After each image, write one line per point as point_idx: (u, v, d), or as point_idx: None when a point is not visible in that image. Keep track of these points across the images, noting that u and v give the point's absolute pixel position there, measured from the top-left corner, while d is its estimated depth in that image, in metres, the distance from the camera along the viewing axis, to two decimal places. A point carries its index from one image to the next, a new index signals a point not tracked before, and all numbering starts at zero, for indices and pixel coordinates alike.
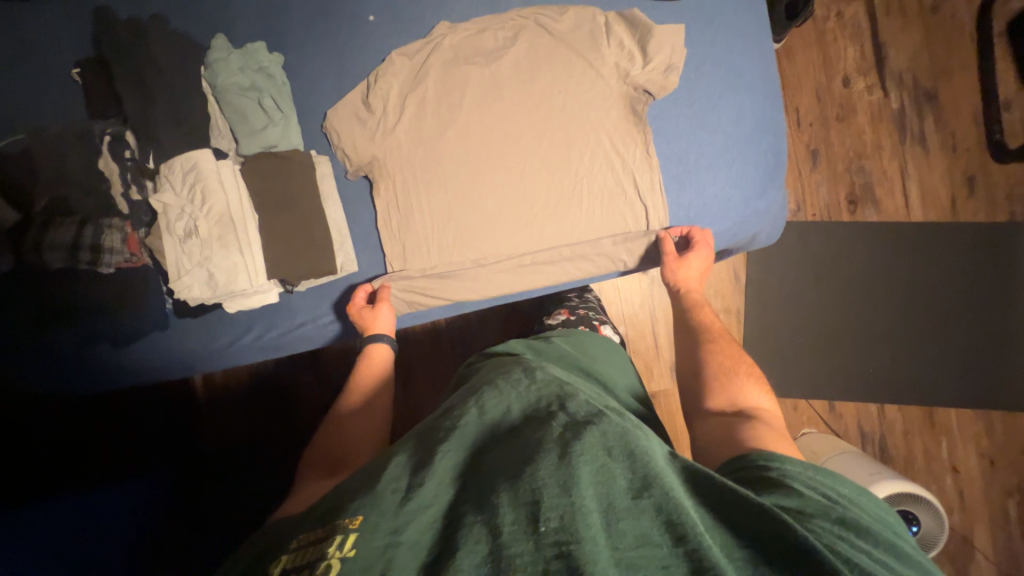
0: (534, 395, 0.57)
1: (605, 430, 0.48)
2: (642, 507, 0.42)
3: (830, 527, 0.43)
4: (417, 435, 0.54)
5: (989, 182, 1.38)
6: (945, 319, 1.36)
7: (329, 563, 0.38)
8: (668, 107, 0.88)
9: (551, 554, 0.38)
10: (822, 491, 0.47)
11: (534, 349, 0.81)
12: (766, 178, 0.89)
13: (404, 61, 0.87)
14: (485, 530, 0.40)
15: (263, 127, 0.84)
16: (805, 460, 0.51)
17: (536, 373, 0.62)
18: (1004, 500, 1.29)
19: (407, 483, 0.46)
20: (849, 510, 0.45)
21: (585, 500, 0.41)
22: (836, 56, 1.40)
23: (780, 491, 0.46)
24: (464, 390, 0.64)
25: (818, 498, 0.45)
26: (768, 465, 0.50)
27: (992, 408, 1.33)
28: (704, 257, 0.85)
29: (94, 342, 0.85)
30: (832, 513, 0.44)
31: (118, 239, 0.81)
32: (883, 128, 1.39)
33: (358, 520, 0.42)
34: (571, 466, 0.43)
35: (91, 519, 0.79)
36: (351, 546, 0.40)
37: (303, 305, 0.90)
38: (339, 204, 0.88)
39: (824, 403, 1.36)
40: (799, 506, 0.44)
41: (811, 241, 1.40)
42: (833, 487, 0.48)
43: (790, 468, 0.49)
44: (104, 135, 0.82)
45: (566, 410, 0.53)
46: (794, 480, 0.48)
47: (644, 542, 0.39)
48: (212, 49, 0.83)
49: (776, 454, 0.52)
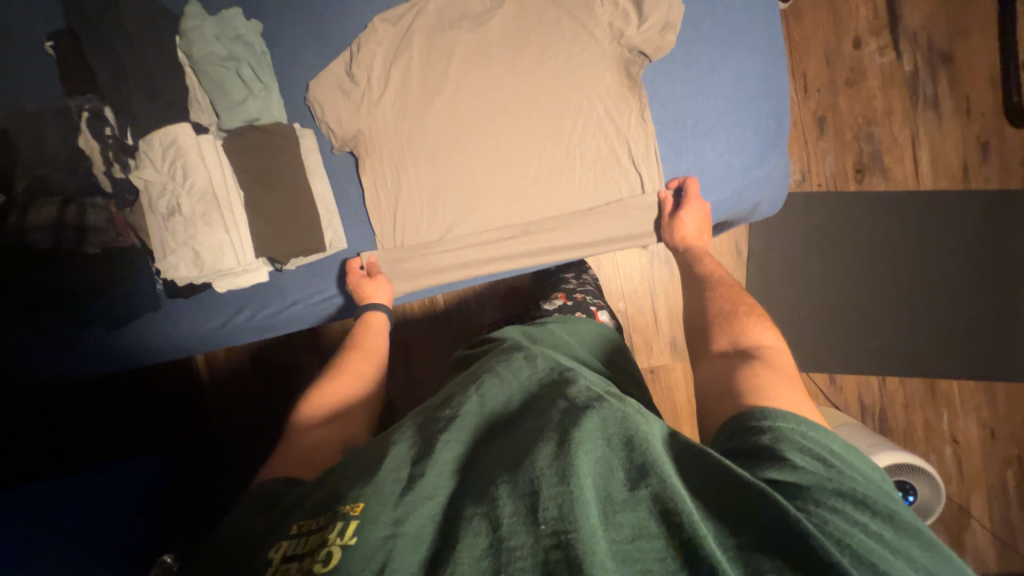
0: (533, 381, 0.56)
1: (605, 417, 0.47)
2: (640, 498, 0.41)
3: (829, 502, 0.41)
4: (417, 421, 0.54)
5: (1003, 147, 1.32)
6: (951, 290, 1.34)
7: (330, 551, 0.39)
8: (665, 71, 0.83)
9: (549, 545, 0.37)
10: (818, 459, 0.45)
11: (530, 336, 0.80)
12: (767, 144, 0.85)
13: (387, 28, 0.83)
14: (485, 522, 0.40)
15: (243, 99, 0.81)
16: (792, 413, 0.50)
17: (536, 358, 0.60)
18: (1002, 469, 1.29)
19: (408, 475, 0.45)
20: (845, 480, 0.43)
21: (583, 489, 0.40)
22: (847, 15, 1.33)
23: (777, 461, 0.44)
24: (465, 377, 0.63)
25: (814, 470, 0.43)
26: (760, 425, 0.49)
27: (995, 379, 1.31)
28: (696, 211, 0.83)
29: (87, 325, 0.85)
30: (826, 486, 0.42)
31: (102, 218, 0.80)
32: (895, 92, 1.33)
33: (360, 508, 0.42)
34: (569, 456, 0.42)
35: (96, 501, 0.80)
36: (351, 534, 0.40)
37: (293, 284, 0.88)
38: (326, 179, 0.85)
39: (825, 376, 1.35)
40: (796, 481, 0.42)
41: (816, 212, 1.36)
42: (825, 448, 0.46)
43: (783, 427, 0.48)
44: (81, 112, 0.79)
45: (566, 395, 0.51)
46: (788, 446, 0.46)
47: (643, 534, 0.38)
48: (185, 16, 0.79)
49: (770, 411, 0.50)
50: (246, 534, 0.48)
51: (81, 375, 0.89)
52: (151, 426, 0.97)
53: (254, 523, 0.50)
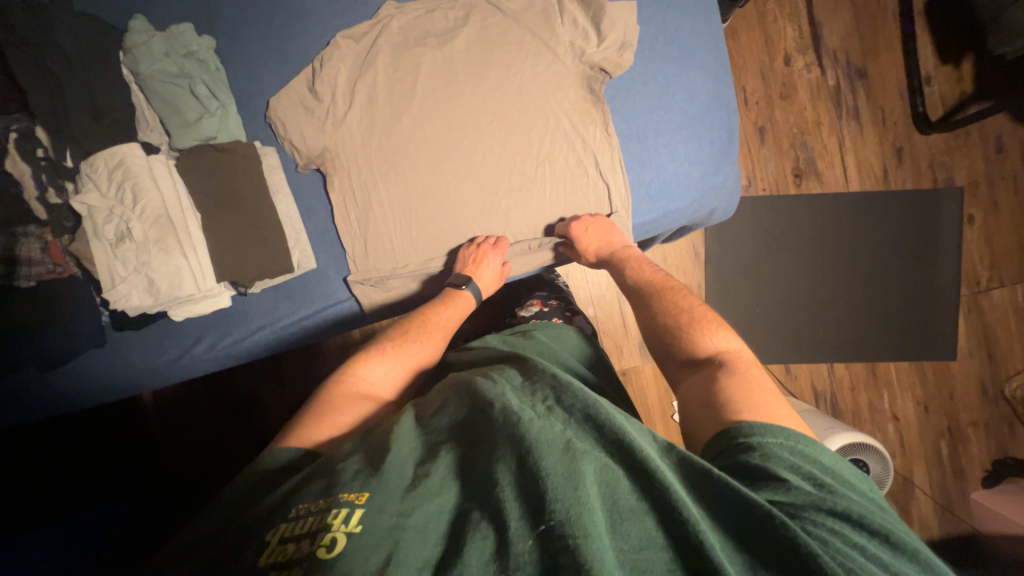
0: (531, 386, 0.55)
1: (607, 423, 0.47)
2: (644, 507, 0.42)
3: (820, 520, 0.43)
4: (413, 424, 0.54)
5: (914, 152, 1.49)
6: (881, 279, 1.48)
7: (335, 537, 0.39)
8: (624, 87, 0.88)
9: (557, 551, 0.37)
10: (807, 475, 0.47)
11: (511, 344, 0.79)
12: (720, 154, 0.91)
13: (351, 45, 0.82)
14: (492, 529, 0.40)
15: (198, 117, 0.77)
16: (780, 427, 0.52)
17: (533, 365, 0.60)
18: (937, 440, 1.43)
19: (413, 474, 0.46)
20: (838, 499, 0.45)
21: (590, 496, 0.40)
22: (777, 36, 1.46)
23: (772, 482, 0.46)
24: (459, 382, 0.62)
25: (806, 489, 0.46)
26: (748, 443, 0.50)
27: (923, 359, 1.46)
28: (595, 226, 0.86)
29: (16, 367, 0.75)
30: (820, 504, 0.45)
31: (37, 248, 0.73)
32: (822, 104, 1.47)
33: (364, 498, 0.42)
34: (575, 462, 0.43)
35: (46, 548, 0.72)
36: (355, 522, 0.40)
37: (259, 308, 0.84)
38: (291, 199, 0.83)
39: (781, 367, 1.45)
40: (789, 501, 0.45)
41: (762, 215, 1.47)
42: (815, 468, 0.48)
43: (770, 443, 0.50)
44: (8, 133, 0.72)
45: (562, 403, 0.51)
46: (777, 463, 0.48)
47: (647, 544, 0.39)
48: (130, 32, 0.75)
49: (755, 425, 0.52)
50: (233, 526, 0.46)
51: (29, 418, 0.80)
52: (107, 463, 0.87)
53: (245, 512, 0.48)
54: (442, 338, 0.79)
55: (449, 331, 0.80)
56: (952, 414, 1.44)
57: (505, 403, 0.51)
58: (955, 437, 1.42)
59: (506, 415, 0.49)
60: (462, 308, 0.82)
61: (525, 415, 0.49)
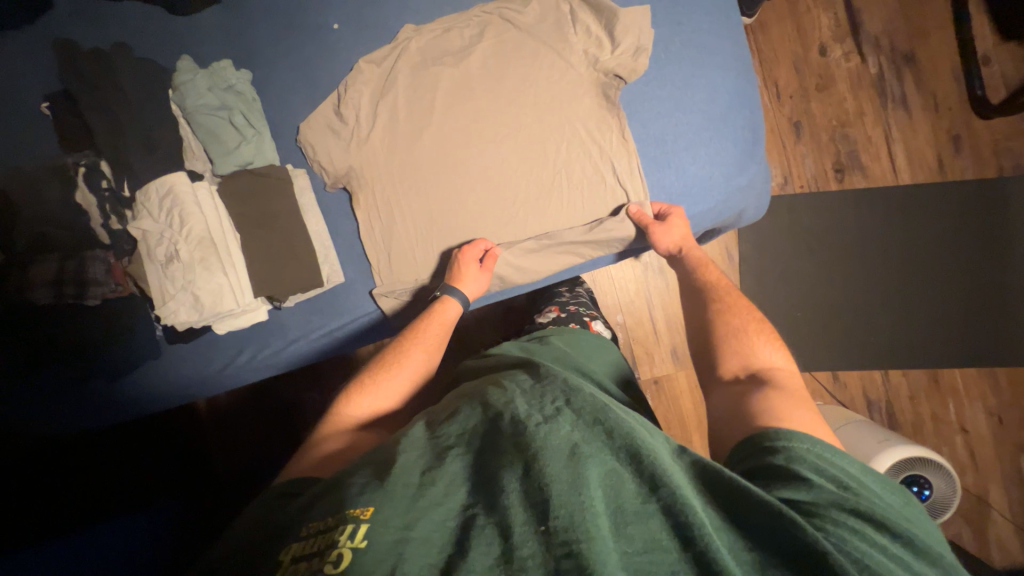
0: (539, 391, 0.54)
1: (612, 429, 0.46)
2: (651, 510, 0.40)
3: (842, 519, 0.41)
4: (424, 431, 0.54)
5: (973, 139, 1.37)
6: (940, 278, 1.36)
7: (341, 553, 0.40)
8: (642, 91, 0.87)
9: (560, 554, 0.37)
10: (830, 476, 0.45)
11: (525, 349, 0.80)
12: (745, 154, 0.88)
13: (372, 69, 0.86)
14: (497, 532, 0.40)
15: (237, 145, 0.83)
16: (808, 434, 0.50)
17: (542, 371, 0.59)
18: (1016, 455, 1.28)
19: (419, 481, 0.46)
20: (859, 500, 0.43)
21: (594, 501, 0.40)
22: (810, 26, 1.39)
23: (790, 482, 0.44)
24: (471, 389, 0.62)
25: (829, 489, 0.43)
26: (773, 446, 0.49)
27: (994, 364, 1.32)
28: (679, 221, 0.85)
29: (86, 376, 0.85)
30: (842, 504, 0.42)
31: (102, 270, 0.81)
32: (864, 94, 1.38)
33: (369, 512, 0.43)
34: (579, 467, 0.42)
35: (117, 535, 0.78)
36: (361, 537, 0.41)
37: (293, 321, 0.89)
38: (320, 217, 0.87)
39: (827, 374, 1.36)
40: (810, 500, 0.42)
41: (801, 213, 1.39)
42: (842, 470, 0.46)
43: (797, 447, 0.48)
44: (77, 168, 0.81)
45: (570, 406, 0.50)
46: (803, 465, 0.46)
47: (653, 547, 0.38)
48: (178, 71, 0.83)
49: (785, 430, 0.50)
50: (253, 542, 0.48)
51: (86, 426, 0.88)
52: (155, 455, 0.95)
53: (261, 529, 0.50)
54: (425, 354, 0.77)
55: (435, 347, 0.78)
56: None
57: (512, 411, 0.51)
58: None
59: (513, 422, 0.49)
60: (447, 320, 0.81)
61: (531, 421, 0.48)
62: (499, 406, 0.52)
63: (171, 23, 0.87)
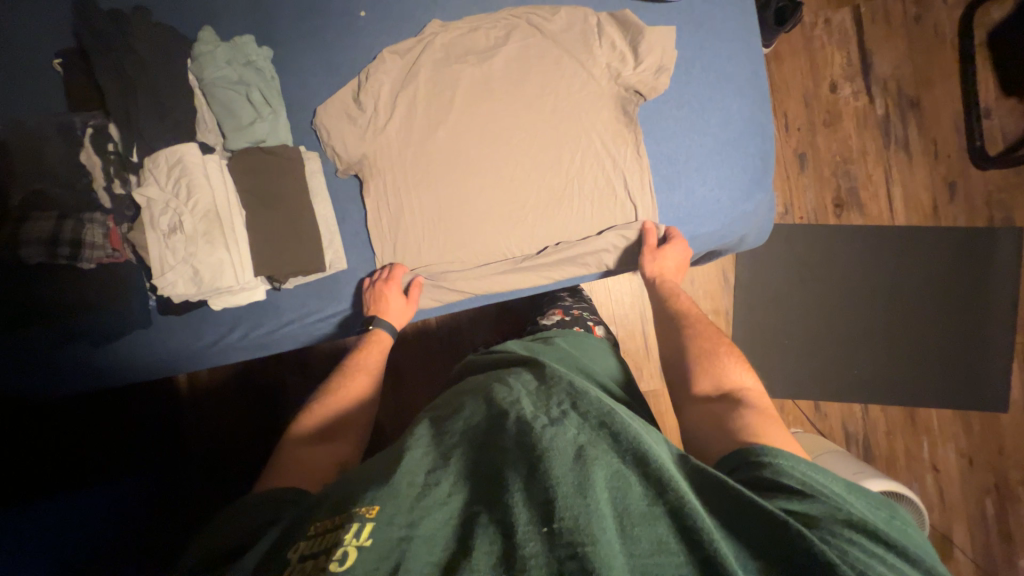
0: (545, 392, 0.55)
1: (618, 434, 0.47)
2: (656, 513, 0.41)
3: (836, 531, 0.42)
4: (428, 429, 0.54)
5: (968, 188, 1.41)
6: (925, 319, 1.40)
7: (346, 551, 0.39)
8: (659, 109, 0.88)
9: (565, 555, 0.38)
10: (816, 488, 0.46)
11: (533, 349, 0.79)
12: (753, 181, 0.90)
13: (395, 60, 0.86)
14: (501, 531, 0.40)
15: (251, 121, 0.83)
16: (793, 453, 0.51)
17: (547, 372, 0.60)
18: (982, 498, 1.32)
19: (424, 480, 0.46)
20: (849, 509, 0.44)
21: (600, 503, 0.41)
22: (823, 62, 1.42)
23: (782, 493, 0.46)
24: (475, 386, 0.62)
25: (819, 501, 0.45)
26: (761, 461, 0.50)
27: (968, 408, 1.36)
28: (679, 250, 0.86)
29: (72, 341, 0.83)
30: (836, 515, 0.44)
31: (100, 234, 0.80)
32: (868, 133, 1.42)
33: (374, 510, 0.42)
34: (585, 470, 0.43)
35: (87, 508, 0.80)
36: (366, 535, 0.40)
37: (290, 303, 0.88)
38: (328, 201, 0.87)
39: (809, 403, 1.38)
40: (804, 511, 0.44)
41: (798, 243, 1.42)
42: (826, 485, 0.47)
43: (783, 462, 0.49)
44: (85, 128, 0.81)
45: (577, 409, 0.50)
46: (790, 478, 0.47)
47: (658, 549, 0.39)
48: (199, 42, 0.82)
49: (770, 447, 0.52)
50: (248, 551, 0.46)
51: (62, 394, 0.86)
52: None
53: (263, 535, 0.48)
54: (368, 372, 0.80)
55: (377, 369, 0.81)
56: (1002, 471, 1.33)
57: (518, 411, 0.51)
58: (1004, 496, 1.31)
59: (521, 422, 0.50)
60: (386, 343, 0.84)
61: (538, 422, 0.49)
62: (505, 405, 0.53)
63: None
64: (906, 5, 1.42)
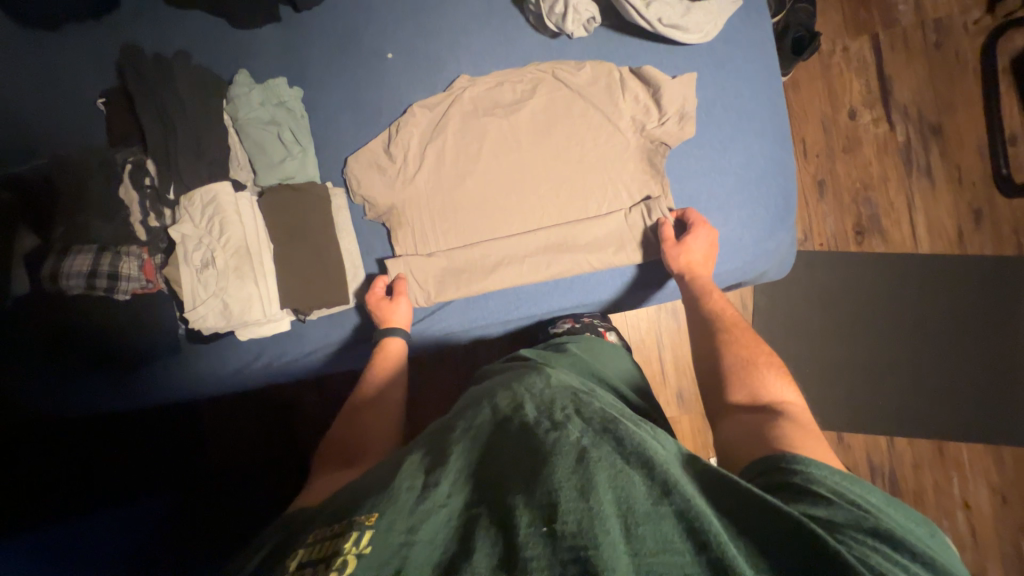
0: (548, 397, 0.55)
1: (622, 439, 0.46)
2: (662, 512, 0.40)
3: (860, 539, 0.42)
4: (433, 436, 0.54)
5: (994, 215, 1.38)
6: (952, 349, 1.36)
7: (344, 560, 0.38)
8: (682, 154, 0.89)
9: (567, 558, 0.37)
10: (848, 496, 0.46)
11: (544, 355, 0.77)
12: (775, 219, 0.89)
13: (425, 113, 0.89)
14: (500, 533, 0.40)
15: (281, 159, 0.86)
16: (831, 465, 0.50)
17: (552, 378, 0.60)
18: (1017, 537, 1.27)
19: (423, 483, 0.45)
20: (879, 518, 0.44)
21: (603, 503, 0.40)
22: (842, 89, 1.42)
23: (807, 499, 0.45)
24: (479, 393, 0.63)
25: (847, 508, 0.44)
26: (792, 467, 0.50)
27: (1000, 442, 1.31)
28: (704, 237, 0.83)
29: (106, 366, 0.86)
30: (863, 523, 0.43)
31: (135, 266, 0.82)
32: (889, 160, 1.40)
33: (374, 518, 0.42)
34: (588, 471, 0.43)
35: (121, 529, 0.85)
36: (365, 543, 0.40)
37: (313, 333, 0.90)
38: (353, 237, 0.89)
39: (832, 434, 1.35)
40: (828, 517, 0.44)
41: (818, 270, 1.40)
42: (859, 494, 0.46)
43: (816, 470, 0.48)
44: (126, 164, 0.85)
45: (580, 415, 0.51)
46: (820, 486, 0.46)
47: (664, 548, 0.38)
48: (235, 85, 0.86)
49: (802, 456, 0.51)
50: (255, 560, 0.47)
51: (80, 413, 0.88)
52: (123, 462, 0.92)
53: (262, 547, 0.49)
54: (398, 388, 0.81)
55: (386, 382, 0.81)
56: None
57: (521, 418, 0.51)
58: None
59: (523, 428, 0.50)
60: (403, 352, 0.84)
61: (541, 427, 0.49)
62: (509, 411, 0.53)
63: (232, 35, 0.90)
64: (926, 32, 1.41)
